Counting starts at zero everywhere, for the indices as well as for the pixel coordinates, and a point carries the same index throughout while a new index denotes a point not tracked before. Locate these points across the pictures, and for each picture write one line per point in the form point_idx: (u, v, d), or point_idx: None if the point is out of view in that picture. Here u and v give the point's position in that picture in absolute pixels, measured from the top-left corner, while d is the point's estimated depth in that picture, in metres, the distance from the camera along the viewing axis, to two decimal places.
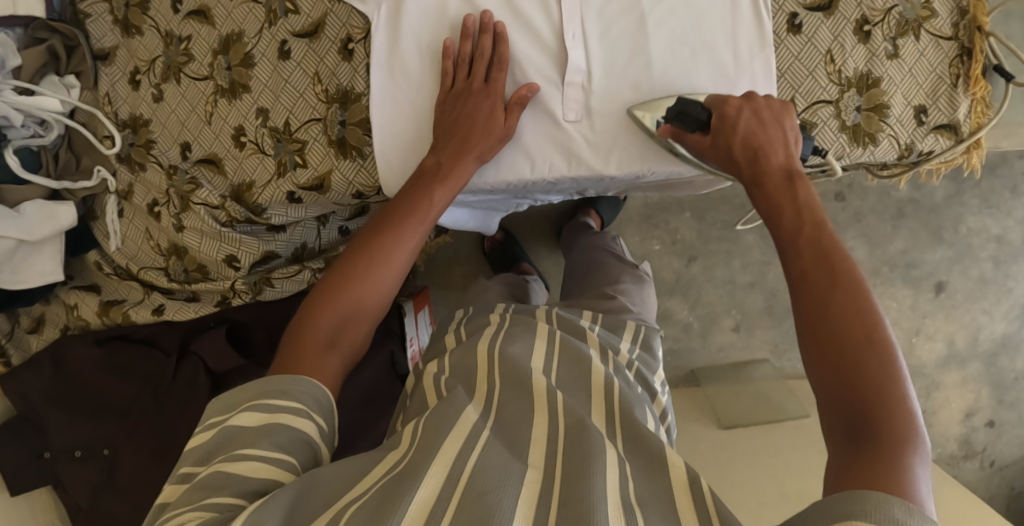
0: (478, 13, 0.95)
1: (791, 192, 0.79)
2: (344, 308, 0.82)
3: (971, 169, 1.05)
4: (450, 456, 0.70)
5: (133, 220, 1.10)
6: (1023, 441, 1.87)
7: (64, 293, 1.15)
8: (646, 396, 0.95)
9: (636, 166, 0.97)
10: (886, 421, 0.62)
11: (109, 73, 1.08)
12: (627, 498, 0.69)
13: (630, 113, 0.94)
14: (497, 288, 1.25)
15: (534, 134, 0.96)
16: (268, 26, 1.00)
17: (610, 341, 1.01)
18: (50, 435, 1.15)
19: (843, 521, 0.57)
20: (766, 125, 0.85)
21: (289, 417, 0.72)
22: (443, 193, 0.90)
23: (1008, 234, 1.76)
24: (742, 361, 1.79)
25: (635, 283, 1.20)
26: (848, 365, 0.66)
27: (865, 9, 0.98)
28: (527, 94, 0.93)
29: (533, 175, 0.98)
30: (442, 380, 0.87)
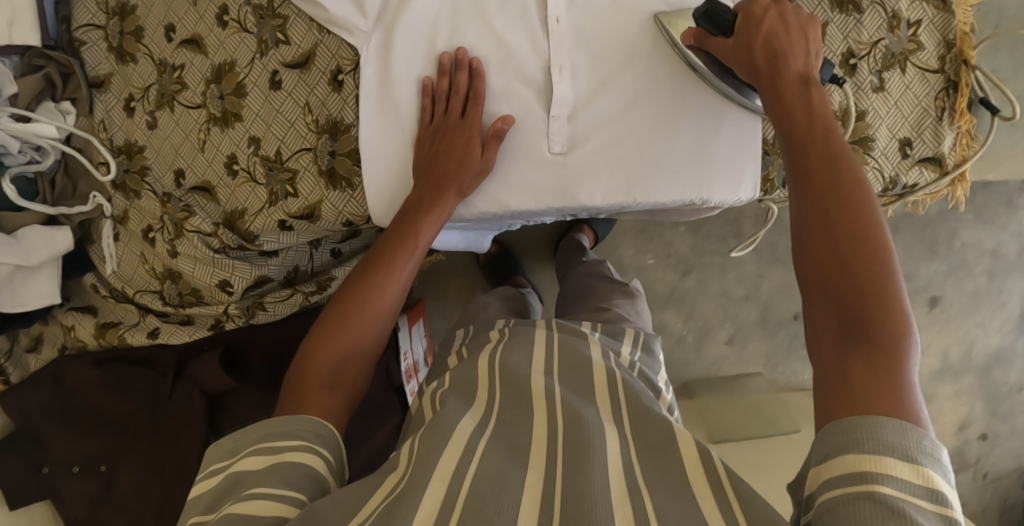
0: (454, 50, 0.96)
1: (806, 98, 0.78)
2: (343, 345, 0.84)
3: (957, 201, 1.08)
4: (451, 470, 0.71)
5: (129, 244, 1.11)
6: (1016, 453, 1.87)
7: (61, 314, 1.16)
8: (651, 392, 0.93)
9: (620, 197, 0.97)
10: (878, 333, 0.65)
11: (104, 100, 1.09)
12: (634, 482, 0.71)
13: (658, 21, 0.94)
14: (497, 305, 1.23)
15: (515, 168, 0.97)
16: (260, 56, 1.01)
17: (611, 346, 1.00)
18: (49, 450, 1.17)
19: (838, 451, 0.61)
20: (791, 26, 0.82)
21: (295, 454, 0.73)
22: (428, 227, 0.92)
23: (1003, 248, 1.76)
24: (735, 374, 1.79)
25: (628, 299, 1.22)
26: (849, 267, 0.68)
27: (851, 43, 1.00)
28: (503, 127, 0.94)
29: (517, 206, 0.98)
30: (439, 394, 0.86)
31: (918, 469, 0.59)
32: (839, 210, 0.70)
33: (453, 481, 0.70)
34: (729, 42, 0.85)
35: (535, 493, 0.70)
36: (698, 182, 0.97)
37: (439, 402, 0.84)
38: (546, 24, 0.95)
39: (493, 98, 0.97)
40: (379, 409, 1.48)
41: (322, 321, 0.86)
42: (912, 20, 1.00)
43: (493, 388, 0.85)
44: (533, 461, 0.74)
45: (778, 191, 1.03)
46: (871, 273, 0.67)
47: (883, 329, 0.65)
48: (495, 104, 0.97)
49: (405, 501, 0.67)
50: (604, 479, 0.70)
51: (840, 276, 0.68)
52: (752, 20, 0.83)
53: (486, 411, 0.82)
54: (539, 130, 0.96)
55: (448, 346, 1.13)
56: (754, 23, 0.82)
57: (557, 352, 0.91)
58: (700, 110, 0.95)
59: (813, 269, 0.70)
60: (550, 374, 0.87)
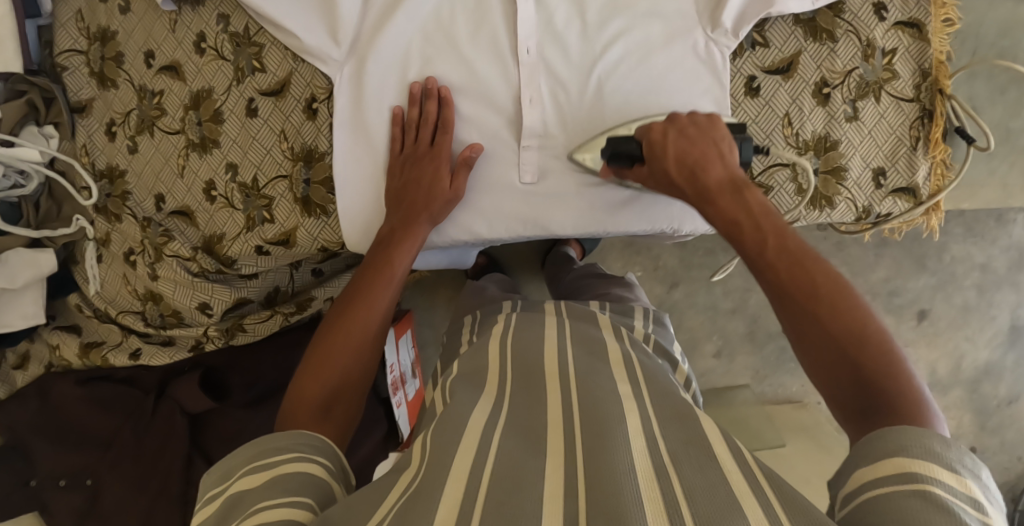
0: (422, 79, 0.97)
1: (742, 204, 0.82)
2: (336, 374, 0.84)
3: (932, 230, 1.09)
4: (468, 465, 0.71)
5: (112, 266, 1.13)
6: (1006, 470, 1.66)
7: (46, 334, 1.18)
8: (668, 366, 0.96)
9: (590, 227, 0.99)
10: (897, 391, 0.68)
11: (86, 125, 1.11)
12: (661, 463, 0.69)
13: (574, 158, 0.96)
14: (495, 288, 1.23)
15: (485, 198, 0.99)
16: (237, 83, 1.02)
17: (623, 323, 1.02)
18: (37, 464, 1.17)
19: (886, 457, 0.63)
20: (697, 141, 0.87)
21: (292, 465, 0.73)
22: (402, 255, 0.92)
23: (993, 262, 1.59)
24: (722, 387, 1.76)
25: (625, 288, 1.20)
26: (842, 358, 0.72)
27: (825, 72, 1.00)
28: (471, 155, 0.95)
29: (489, 233, 1.00)
30: (450, 384, 0.86)
31: (960, 478, 0.61)
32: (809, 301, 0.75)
33: (473, 472, 0.70)
34: (645, 169, 0.90)
35: (557, 477, 0.70)
36: (666, 210, 0.98)
37: (448, 393, 0.84)
38: (517, 54, 0.95)
39: (460, 128, 0.98)
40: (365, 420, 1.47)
41: (314, 360, 0.85)
42: (887, 48, 1.00)
43: (504, 374, 0.86)
44: (548, 453, 0.73)
45: None
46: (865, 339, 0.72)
47: (898, 386, 0.69)
48: (464, 134, 0.98)
49: (422, 500, 0.67)
50: (629, 458, 0.69)
51: (843, 358, 0.72)
52: (658, 147, 0.88)
53: (497, 397, 0.83)
54: (507, 159, 0.98)
55: (456, 333, 1.11)
56: (661, 153, 0.87)
57: (567, 332, 0.94)
58: None
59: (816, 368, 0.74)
60: (563, 350, 0.89)
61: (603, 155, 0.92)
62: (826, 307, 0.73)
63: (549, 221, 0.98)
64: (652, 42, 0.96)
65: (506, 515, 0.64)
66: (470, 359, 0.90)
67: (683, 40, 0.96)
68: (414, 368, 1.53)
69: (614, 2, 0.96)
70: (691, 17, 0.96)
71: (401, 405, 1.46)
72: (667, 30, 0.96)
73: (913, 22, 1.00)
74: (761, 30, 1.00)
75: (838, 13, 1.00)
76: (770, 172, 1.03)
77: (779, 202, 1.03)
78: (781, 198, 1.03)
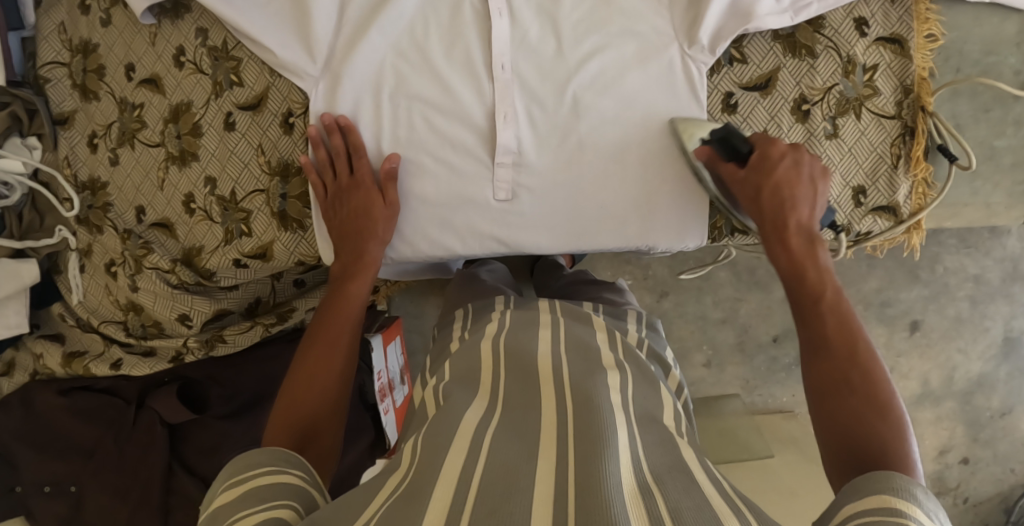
0: (316, 117, 0.98)
1: (813, 254, 0.84)
2: (307, 399, 0.86)
3: (914, 248, 1.08)
4: (458, 469, 0.70)
5: (93, 277, 1.14)
6: (999, 479, 1.64)
7: (31, 342, 1.19)
8: (660, 371, 0.94)
9: (562, 242, 1.01)
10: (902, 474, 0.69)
11: (68, 136, 1.11)
12: (644, 481, 0.69)
13: (672, 125, 0.97)
14: (494, 278, 1.14)
15: (458, 214, 1.00)
16: (215, 98, 1.02)
17: (616, 326, 1.00)
18: (21, 471, 1.19)
19: (876, 497, 0.64)
20: (801, 180, 0.89)
21: (269, 478, 0.74)
22: (355, 285, 0.95)
23: (987, 273, 1.55)
24: (713, 396, 1.67)
25: (616, 294, 1.16)
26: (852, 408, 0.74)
27: (804, 88, 1.00)
28: (392, 166, 0.96)
29: (462, 249, 1.01)
30: (440, 388, 0.85)
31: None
32: (846, 369, 0.76)
33: (463, 476, 0.69)
34: (741, 173, 0.92)
35: (546, 484, 0.68)
36: (640, 228, 1.00)
37: (442, 395, 0.83)
38: (491, 73, 0.96)
39: (425, 148, 0.98)
40: (351, 428, 1.44)
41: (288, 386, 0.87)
42: (868, 64, 0.99)
43: (497, 373, 0.85)
44: (541, 448, 0.73)
45: (726, 237, 1.06)
46: (875, 408, 0.73)
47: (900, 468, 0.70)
48: (434, 152, 0.99)
49: (414, 505, 0.67)
50: (615, 468, 0.69)
51: (855, 411, 0.74)
52: (770, 158, 0.90)
53: (492, 400, 0.81)
54: (473, 180, 0.99)
55: (447, 327, 1.06)
56: (767, 170, 0.89)
57: (561, 336, 0.90)
58: (643, 158, 0.98)
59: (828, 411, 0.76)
60: (557, 350, 0.87)
61: (714, 135, 0.93)
62: (858, 367, 0.76)
63: (523, 242, 1.00)
64: (629, 58, 0.96)
65: (498, 518, 0.64)
66: (462, 359, 0.89)
67: (659, 57, 0.96)
68: (404, 374, 1.50)
69: (590, 19, 0.96)
70: (667, 34, 0.96)
71: (389, 411, 1.43)
72: (642, 47, 0.96)
73: (896, 38, 0.99)
74: (739, 46, 0.99)
75: (818, 28, 0.99)
76: None
77: None
78: None
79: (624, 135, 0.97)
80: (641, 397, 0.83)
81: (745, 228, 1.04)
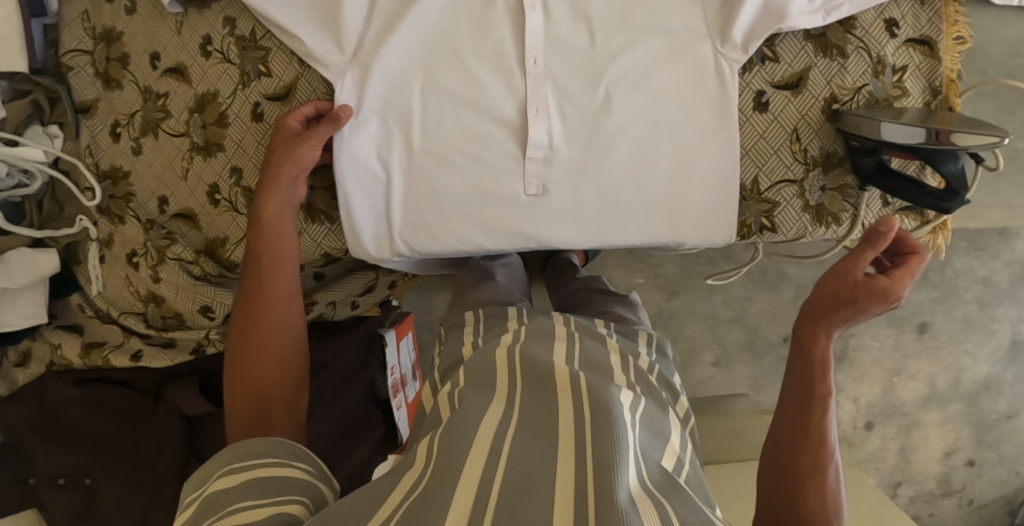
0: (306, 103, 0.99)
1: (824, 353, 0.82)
2: (259, 363, 0.88)
3: (936, 248, 1.11)
4: (488, 476, 0.70)
5: (113, 267, 1.12)
6: (1003, 481, 1.67)
7: (47, 333, 1.17)
8: (669, 397, 0.94)
9: (592, 239, 1.00)
10: None
11: (90, 125, 1.10)
12: (652, 495, 0.70)
13: (999, 134, 0.87)
14: (506, 282, 1.14)
15: (487, 209, 1.00)
16: (242, 87, 1.02)
17: (629, 346, 1.00)
18: (33, 463, 1.18)
19: None
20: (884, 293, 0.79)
21: (266, 469, 0.76)
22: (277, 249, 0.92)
23: (995, 276, 1.55)
24: (722, 394, 1.69)
25: (626, 308, 1.17)
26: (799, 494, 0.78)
27: (835, 88, 1.00)
28: (342, 114, 0.95)
29: (490, 244, 1.01)
30: (455, 392, 0.85)
31: None
32: (805, 457, 0.79)
33: (483, 481, 0.69)
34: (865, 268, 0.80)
35: (566, 490, 0.68)
36: (667, 225, 1.00)
37: (457, 399, 0.83)
38: (522, 65, 0.96)
39: (454, 142, 0.98)
40: (361, 424, 1.40)
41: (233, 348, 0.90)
42: (898, 66, 1.00)
43: (512, 379, 0.84)
44: (563, 456, 0.72)
45: (755, 236, 1.05)
46: (815, 499, 0.77)
47: None
48: (463, 145, 0.98)
49: (433, 506, 0.67)
50: (628, 479, 0.69)
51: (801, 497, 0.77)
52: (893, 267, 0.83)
53: (509, 402, 0.81)
54: (496, 178, 0.99)
55: (455, 328, 1.04)
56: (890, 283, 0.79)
57: (576, 353, 0.90)
58: (672, 154, 0.98)
59: (781, 490, 0.79)
60: (570, 360, 0.88)
61: (950, 166, 0.92)
62: (820, 462, 0.79)
63: (550, 240, 1.00)
64: (661, 55, 0.96)
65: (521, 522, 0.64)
66: (476, 362, 0.89)
67: (688, 54, 0.96)
68: (415, 369, 1.47)
69: (621, 14, 0.95)
70: (698, 31, 0.96)
71: (401, 407, 1.41)
72: (673, 44, 0.96)
73: (925, 40, 1.00)
74: (771, 45, 0.99)
75: (849, 29, 0.99)
76: (776, 189, 1.03)
77: (786, 219, 1.04)
78: (788, 215, 1.04)
79: (654, 131, 0.97)
80: (653, 415, 0.83)
81: (774, 227, 1.04)
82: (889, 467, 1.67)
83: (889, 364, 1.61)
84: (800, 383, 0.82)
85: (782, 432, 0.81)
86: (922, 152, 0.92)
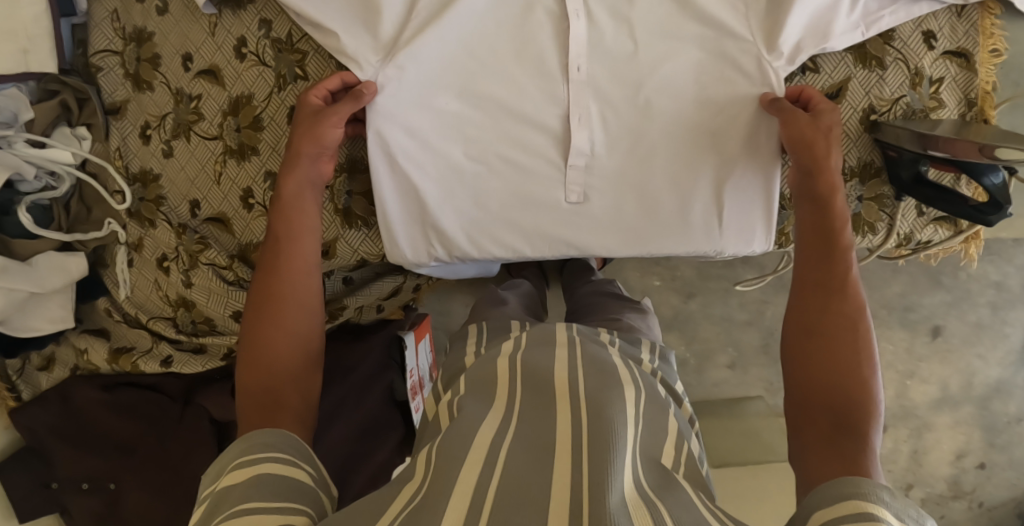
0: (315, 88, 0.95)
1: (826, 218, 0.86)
2: (274, 350, 0.84)
3: (969, 257, 1.11)
4: (520, 482, 0.70)
5: (142, 270, 1.11)
6: (1014, 483, 1.64)
7: (75, 337, 1.16)
8: (672, 399, 0.94)
9: (631, 246, 1.01)
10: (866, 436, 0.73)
11: (119, 127, 1.08)
12: (646, 496, 0.71)
13: None
14: (515, 304, 1.17)
15: (527, 216, 1.00)
16: (278, 91, 1.01)
17: (630, 353, 1.00)
18: (57, 466, 1.17)
19: (846, 500, 0.65)
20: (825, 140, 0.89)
21: (274, 467, 0.73)
22: (301, 223, 0.90)
23: (1008, 280, 1.56)
24: (736, 397, 1.66)
25: (637, 314, 1.17)
26: (831, 373, 0.77)
27: (873, 99, 1.00)
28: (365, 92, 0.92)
29: (529, 251, 1.02)
30: (455, 400, 0.84)
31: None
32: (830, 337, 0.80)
33: (479, 484, 0.69)
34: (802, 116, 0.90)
35: (563, 498, 0.68)
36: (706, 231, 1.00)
37: (455, 408, 0.82)
38: (562, 75, 0.95)
39: (494, 146, 0.97)
40: (377, 425, 1.34)
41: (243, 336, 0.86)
42: (935, 78, 1.00)
43: (513, 384, 0.84)
44: (557, 453, 0.73)
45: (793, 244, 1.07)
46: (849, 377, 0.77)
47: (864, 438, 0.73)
48: (502, 149, 0.97)
49: (427, 514, 0.68)
50: (622, 484, 0.70)
51: (832, 373, 0.77)
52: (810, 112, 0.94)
53: (507, 410, 0.81)
54: (533, 182, 0.98)
55: (459, 340, 1.06)
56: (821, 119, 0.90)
57: (579, 354, 0.88)
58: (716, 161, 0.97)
59: (811, 381, 0.78)
60: (573, 364, 0.85)
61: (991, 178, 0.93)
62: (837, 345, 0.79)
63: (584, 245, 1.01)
64: (706, 63, 0.95)
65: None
66: (477, 369, 0.88)
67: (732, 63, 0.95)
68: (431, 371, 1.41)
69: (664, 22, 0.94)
70: (744, 40, 0.93)
71: (419, 410, 1.33)
72: (717, 54, 0.94)
73: (962, 52, 0.99)
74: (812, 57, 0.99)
75: (888, 40, 0.98)
76: None
77: None
78: None
79: (696, 138, 0.97)
80: (651, 417, 0.82)
81: None
82: (899, 469, 1.65)
83: (901, 367, 1.61)
84: (816, 263, 0.84)
85: (806, 315, 0.82)
86: (964, 164, 0.92)
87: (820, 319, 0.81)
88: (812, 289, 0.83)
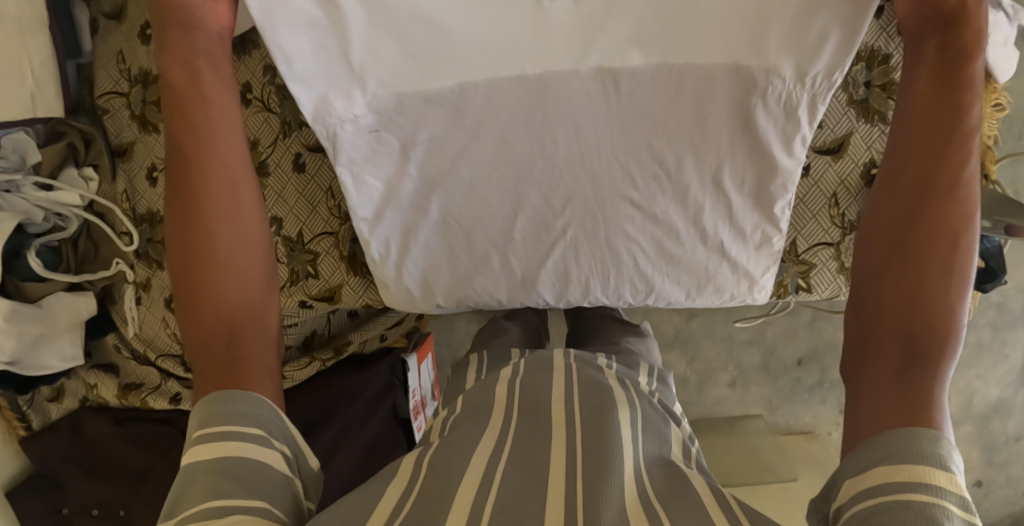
0: None
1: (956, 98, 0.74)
2: (210, 280, 0.79)
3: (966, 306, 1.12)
4: (511, 500, 0.68)
5: (149, 308, 1.12)
6: (1012, 501, 1.66)
7: (84, 373, 1.19)
8: (671, 417, 0.92)
9: (624, 51, 0.82)
10: (942, 357, 0.70)
11: (127, 168, 1.10)
12: (651, 507, 0.68)
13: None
14: (516, 332, 1.17)
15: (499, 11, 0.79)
16: (283, 137, 1.03)
17: (629, 376, 0.99)
18: (69, 494, 1.19)
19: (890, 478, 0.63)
20: None
21: (252, 450, 0.69)
22: (222, 128, 0.80)
23: (1009, 301, 1.48)
24: (736, 415, 1.66)
25: (637, 340, 1.17)
26: (912, 275, 0.74)
27: (875, 153, 1.00)
28: None
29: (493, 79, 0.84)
30: (450, 418, 0.86)
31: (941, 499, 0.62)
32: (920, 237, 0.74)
33: (474, 503, 0.67)
34: None
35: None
36: (732, 70, 0.83)
37: (449, 428, 0.83)
38: None
39: None
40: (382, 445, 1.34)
41: (176, 263, 0.80)
42: None
43: (510, 411, 0.84)
44: (553, 477, 0.71)
45: (791, 296, 1.08)
46: (937, 279, 0.73)
47: (939, 359, 0.70)
48: None
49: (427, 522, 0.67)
50: (620, 496, 0.69)
51: (910, 288, 0.73)
52: None
53: (502, 432, 0.80)
54: (500, 18, 0.79)
55: (459, 371, 1.05)
56: None
57: (577, 380, 0.89)
58: None
59: (889, 285, 0.75)
60: (570, 390, 0.86)
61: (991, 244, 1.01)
62: (921, 251, 0.74)
63: (570, 101, 0.86)
64: None
65: None
66: (476, 394, 0.88)
67: None
68: (433, 389, 1.44)
69: None
70: None
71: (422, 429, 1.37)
72: None
73: None
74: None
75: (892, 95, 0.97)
76: (813, 251, 1.05)
77: (821, 279, 1.06)
78: (824, 276, 1.05)
79: None
80: (652, 432, 0.82)
81: (809, 287, 1.06)
82: None
83: None
84: (912, 154, 0.76)
85: (897, 211, 0.77)
86: None
87: (919, 226, 0.75)
88: (905, 192, 0.76)
